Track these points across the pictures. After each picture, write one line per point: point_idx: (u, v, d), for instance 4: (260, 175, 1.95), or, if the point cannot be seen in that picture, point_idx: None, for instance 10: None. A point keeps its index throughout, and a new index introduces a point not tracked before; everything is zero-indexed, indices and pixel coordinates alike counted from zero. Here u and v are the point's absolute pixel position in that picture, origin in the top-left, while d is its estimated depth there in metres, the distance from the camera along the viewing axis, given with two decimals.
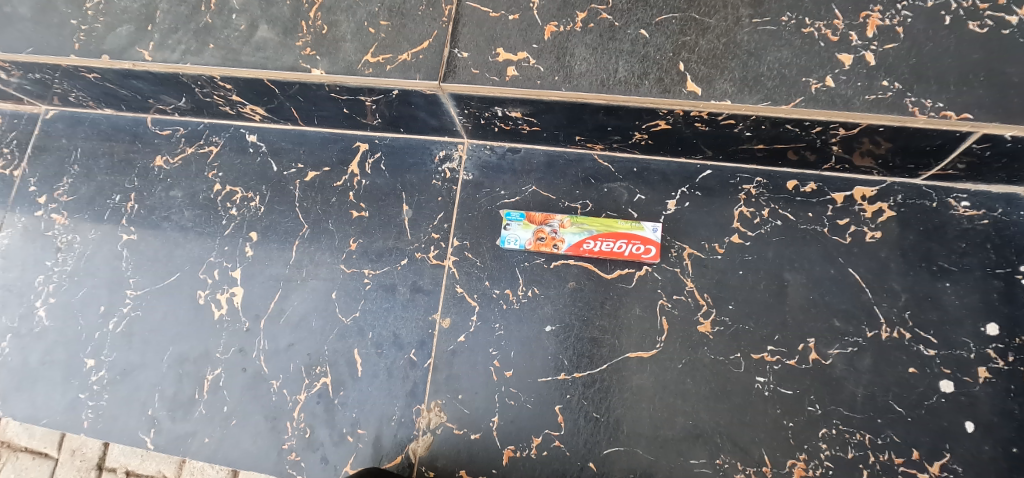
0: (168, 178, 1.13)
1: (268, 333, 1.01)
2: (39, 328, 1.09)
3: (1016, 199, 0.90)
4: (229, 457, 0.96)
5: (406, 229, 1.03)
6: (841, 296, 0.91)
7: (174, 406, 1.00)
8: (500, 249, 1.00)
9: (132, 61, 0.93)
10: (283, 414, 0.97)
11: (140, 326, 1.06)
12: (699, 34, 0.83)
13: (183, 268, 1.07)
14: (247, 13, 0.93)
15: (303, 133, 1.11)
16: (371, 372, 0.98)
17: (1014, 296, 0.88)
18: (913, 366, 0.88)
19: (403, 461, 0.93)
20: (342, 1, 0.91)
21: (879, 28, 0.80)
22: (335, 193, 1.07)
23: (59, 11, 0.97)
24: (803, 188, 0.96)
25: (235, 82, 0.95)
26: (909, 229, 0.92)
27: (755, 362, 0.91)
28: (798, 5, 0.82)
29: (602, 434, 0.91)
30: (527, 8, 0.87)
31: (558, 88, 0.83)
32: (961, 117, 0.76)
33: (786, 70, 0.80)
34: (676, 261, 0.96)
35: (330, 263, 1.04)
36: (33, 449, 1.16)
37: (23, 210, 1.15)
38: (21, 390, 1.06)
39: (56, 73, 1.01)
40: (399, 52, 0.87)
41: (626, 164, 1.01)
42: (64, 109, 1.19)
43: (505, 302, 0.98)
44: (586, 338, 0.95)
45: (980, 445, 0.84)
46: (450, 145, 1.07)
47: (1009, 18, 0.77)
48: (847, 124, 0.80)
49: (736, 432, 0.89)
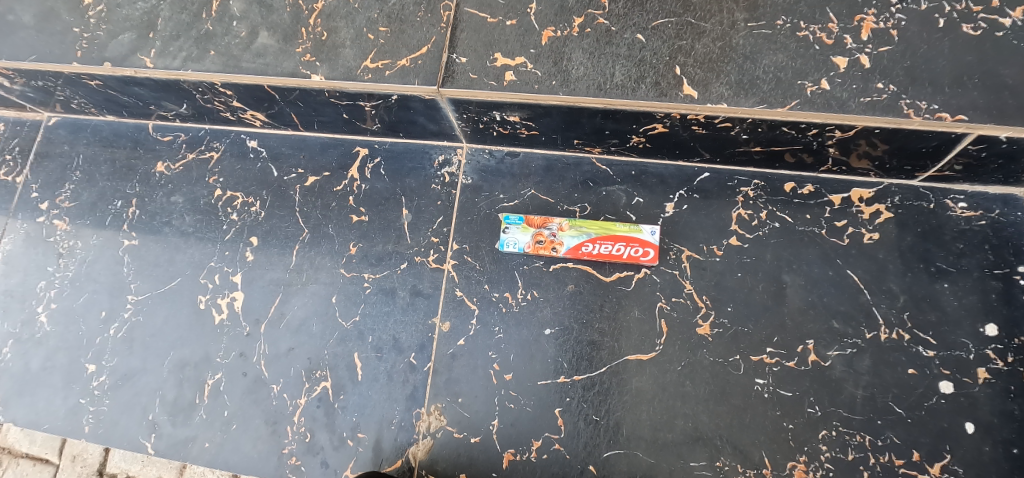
0: (170, 184, 1.14)
1: (269, 337, 1.02)
2: (41, 334, 1.09)
3: (1013, 200, 0.91)
4: (230, 461, 0.97)
5: (406, 233, 1.04)
6: (839, 298, 0.92)
7: (174, 411, 1.00)
8: (500, 252, 1.00)
9: (134, 68, 0.94)
10: (284, 418, 0.97)
11: (142, 330, 1.06)
12: (696, 37, 0.83)
13: (184, 273, 1.08)
14: (247, 21, 0.94)
15: (303, 138, 1.12)
16: (370, 376, 0.98)
17: (1013, 296, 0.88)
18: (912, 367, 0.88)
19: (403, 465, 0.93)
20: (341, 8, 0.92)
21: (873, 30, 0.80)
22: (335, 198, 1.08)
23: (62, 19, 0.98)
24: (800, 190, 0.97)
25: (236, 89, 0.96)
26: (906, 231, 0.93)
27: (755, 364, 0.91)
28: (793, 9, 0.82)
29: (603, 437, 0.91)
30: (524, 14, 0.87)
31: (556, 92, 0.84)
32: (956, 119, 0.77)
33: (782, 73, 0.81)
34: (675, 263, 0.96)
35: (330, 268, 1.04)
36: (34, 455, 1.16)
37: (26, 216, 1.16)
38: (23, 395, 1.06)
39: (58, 80, 1.02)
40: (398, 58, 0.88)
41: (624, 167, 1.02)
42: (66, 116, 1.20)
43: (504, 305, 0.98)
44: (586, 340, 0.95)
45: (981, 446, 0.84)
46: (449, 149, 1.07)
47: (1003, 21, 0.78)
48: (843, 126, 0.80)
49: (736, 434, 0.89)
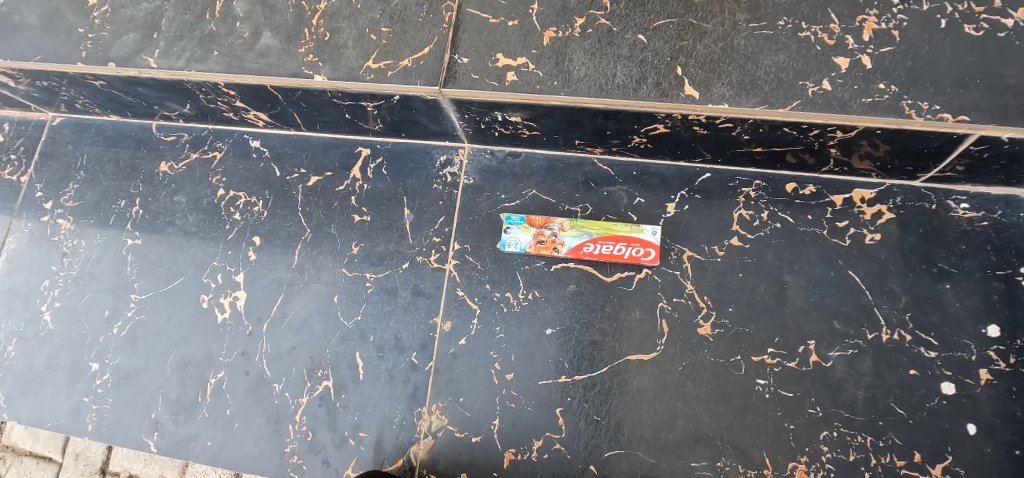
0: (173, 183, 1.14)
1: (271, 336, 1.02)
2: (45, 332, 1.10)
3: (1015, 201, 0.91)
4: (231, 460, 0.97)
5: (407, 233, 1.04)
6: (841, 298, 0.92)
7: (177, 409, 1.01)
8: (501, 252, 1.00)
9: (138, 69, 0.95)
10: (285, 417, 0.98)
11: (145, 330, 1.07)
12: (697, 38, 0.84)
13: (187, 272, 1.08)
14: (250, 21, 0.94)
15: (306, 138, 1.12)
16: (372, 375, 0.98)
17: (1014, 297, 0.88)
18: (914, 367, 0.88)
19: (404, 464, 0.93)
20: (344, 9, 0.92)
21: (874, 31, 0.80)
22: (337, 198, 1.08)
23: (67, 19, 0.99)
24: (801, 190, 0.97)
25: (239, 89, 0.97)
26: (908, 231, 0.93)
27: (756, 364, 0.91)
28: (795, 10, 0.82)
29: (603, 437, 0.91)
30: (526, 14, 0.88)
31: (558, 93, 0.84)
32: (958, 119, 0.77)
33: (784, 74, 0.81)
34: (676, 264, 0.96)
35: (332, 267, 1.05)
36: (37, 453, 1.17)
37: (29, 215, 1.17)
38: (27, 393, 1.06)
39: (63, 80, 1.03)
40: (400, 59, 0.88)
41: (625, 168, 1.02)
42: (70, 116, 1.21)
43: (505, 304, 0.98)
44: (586, 340, 0.95)
45: (983, 448, 0.83)
46: (450, 149, 1.08)
47: (1005, 21, 0.78)
48: (845, 127, 0.80)
49: (736, 434, 0.89)
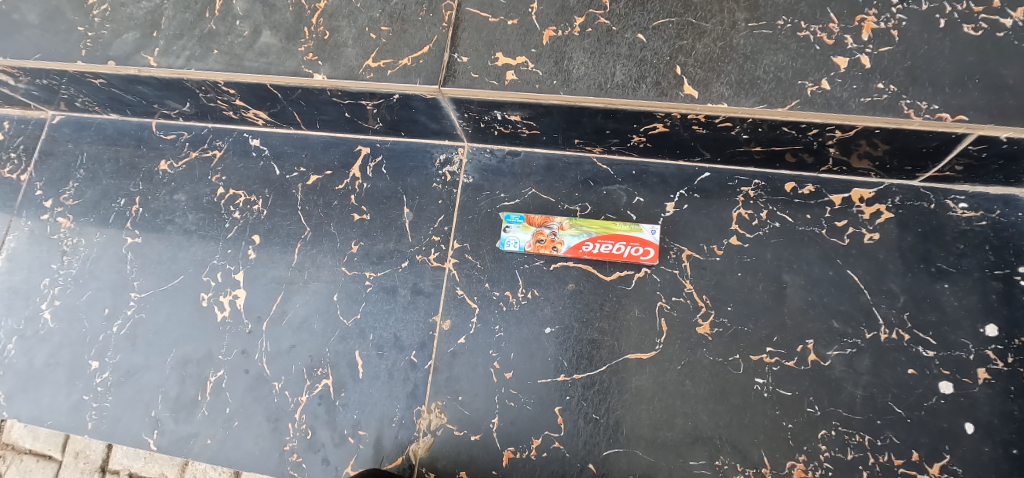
0: (173, 182, 1.14)
1: (270, 334, 1.02)
2: (45, 330, 1.10)
3: (1014, 200, 0.91)
4: (231, 458, 0.97)
5: (406, 231, 1.04)
6: (840, 297, 0.92)
7: (177, 407, 1.01)
8: (500, 251, 1.01)
9: (138, 67, 0.95)
10: (285, 415, 0.98)
11: (144, 328, 1.07)
12: (696, 37, 0.84)
13: (187, 271, 1.09)
14: (250, 20, 0.94)
15: (305, 137, 1.13)
16: (371, 373, 0.98)
17: (1013, 296, 0.88)
18: (912, 366, 0.88)
19: (404, 462, 0.94)
20: (343, 7, 0.92)
21: (874, 31, 0.80)
22: (337, 197, 1.08)
23: (67, 17, 0.99)
24: (800, 190, 0.97)
25: (239, 87, 0.97)
26: (906, 230, 0.93)
27: (755, 363, 0.91)
28: (793, 9, 0.83)
29: (602, 435, 0.91)
30: (525, 14, 0.88)
31: (557, 92, 0.84)
32: (956, 119, 0.77)
33: (782, 73, 0.81)
34: (675, 263, 0.97)
35: (332, 266, 1.05)
36: (37, 451, 1.17)
37: (29, 214, 1.17)
38: (27, 391, 1.07)
39: (63, 79, 1.03)
40: (399, 57, 0.88)
41: (625, 167, 1.02)
42: (70, 115, 1.21)
43: (504, 303, 0.98)
44: (586, 339, 0.95)
45: (980, 447, 0.84)
46: (450, 148, 1.08)
47: (1004, 21, 0.78)
48: (843, 126, 0.81)
49: (734, 433, 0.89)
